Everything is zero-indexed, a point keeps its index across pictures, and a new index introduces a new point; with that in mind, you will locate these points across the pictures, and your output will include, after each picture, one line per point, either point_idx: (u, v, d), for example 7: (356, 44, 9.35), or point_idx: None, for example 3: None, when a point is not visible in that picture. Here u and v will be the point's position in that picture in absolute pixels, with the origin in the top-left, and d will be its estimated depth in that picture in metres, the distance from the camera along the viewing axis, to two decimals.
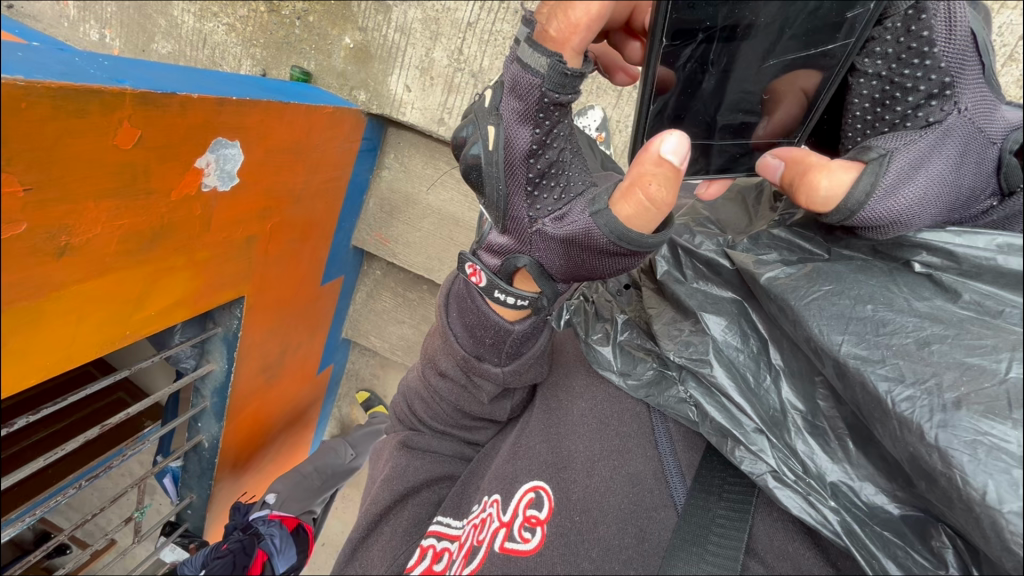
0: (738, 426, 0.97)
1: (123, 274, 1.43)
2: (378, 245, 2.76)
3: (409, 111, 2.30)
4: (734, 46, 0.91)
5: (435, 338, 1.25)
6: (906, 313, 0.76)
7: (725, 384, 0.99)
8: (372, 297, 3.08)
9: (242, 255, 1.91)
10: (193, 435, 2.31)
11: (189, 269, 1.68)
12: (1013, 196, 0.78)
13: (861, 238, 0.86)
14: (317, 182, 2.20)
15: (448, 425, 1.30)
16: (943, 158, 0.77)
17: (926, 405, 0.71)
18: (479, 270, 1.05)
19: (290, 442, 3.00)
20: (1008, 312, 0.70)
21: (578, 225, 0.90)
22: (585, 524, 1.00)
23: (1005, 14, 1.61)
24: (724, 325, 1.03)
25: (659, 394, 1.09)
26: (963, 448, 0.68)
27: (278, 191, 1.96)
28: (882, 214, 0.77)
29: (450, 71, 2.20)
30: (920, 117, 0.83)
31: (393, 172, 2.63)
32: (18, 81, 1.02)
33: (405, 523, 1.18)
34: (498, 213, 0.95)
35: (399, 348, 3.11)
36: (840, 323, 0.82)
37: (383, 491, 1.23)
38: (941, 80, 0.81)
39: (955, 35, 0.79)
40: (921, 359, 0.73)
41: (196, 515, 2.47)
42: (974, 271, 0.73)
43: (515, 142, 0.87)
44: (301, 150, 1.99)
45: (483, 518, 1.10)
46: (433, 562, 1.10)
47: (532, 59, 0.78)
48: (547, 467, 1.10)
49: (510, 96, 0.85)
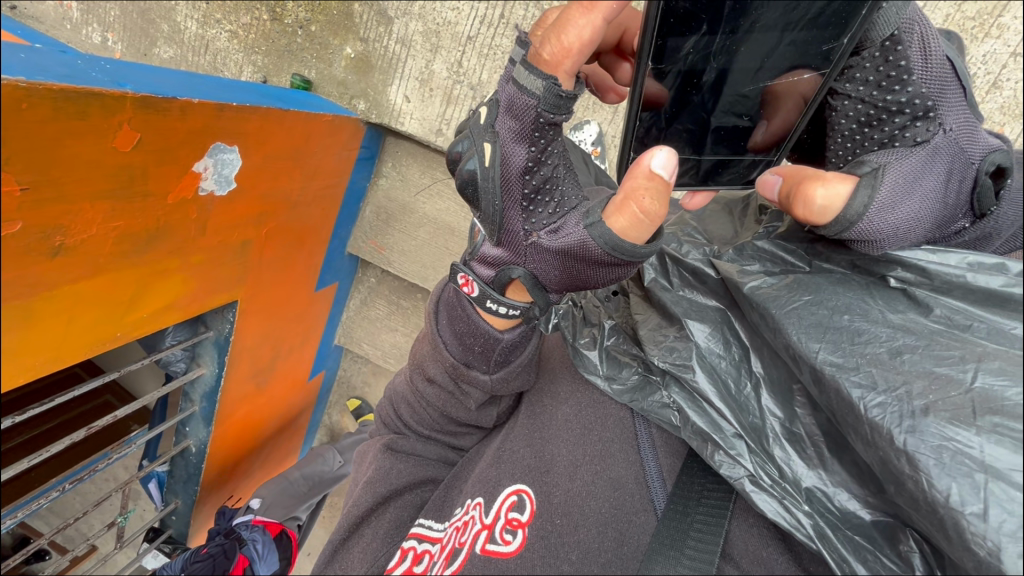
0: (718, 431, 0.98)
1: (116, 276, 1.44)
2: (374, 252, 2.78)
3: (407, 121, 2.33)
4: (723, 63, 0.93)
5: (423, 346, 1.25)
6: (880, 324, 0.78)
7: (707, 390, 1.01)
8: (365, 304, 3.08)
9: (237, 259, 1.91)
10: (180, 440, 2.29)
11: (183, 272, 1.68)
12: (984, 218, 0.83)
13: (840, 252, 0.87)
14: (314, 189, 2.22)
15: (434, 430, 1.30)
16: (934, 175, 0.80)
17: (895, 411, 0.73)
18: (470, 279, 1.07)
19: (279, 449, 2.98)
20: (975, 326, 0.71)
21: (571, 237, 0.92)
22: (565, 527, 1.01)
23: (989, 44, 1.66)
24: (708, 332, 1.05)
25: (642, 399, 1.10)
26: (929, 454, 0.69)
27: (275, 196, 1.97)
28: (880, 225, 0.77)
29: (449, 83, 2.23)
30: (908, 137, 0.85)
31: (391, 181, 2.65)
32: (21, 81, 1.03)
33: (387, 526, 1.18)
34: (493, 227, 0.96)
35: (391, 355, 3.11)
36: (818, 332, 0.84)
37: (364, 494, 1.22)
38: (925, 104, 0.85)
39: (931, 65, 0.85)
40: (893, 367, 0.75)
41: (180, 522, 2.45)
42: (945, 287, 0.75)
43: (511, 159, 0.88)
44: (299, 156, 2.01)
45: (465, 521, 1.10)
46: (413, 563, 1.09)
47: (526, 81, 0.81)
48: (530, 473, 1.11)
49: (506, 115, 0.86)
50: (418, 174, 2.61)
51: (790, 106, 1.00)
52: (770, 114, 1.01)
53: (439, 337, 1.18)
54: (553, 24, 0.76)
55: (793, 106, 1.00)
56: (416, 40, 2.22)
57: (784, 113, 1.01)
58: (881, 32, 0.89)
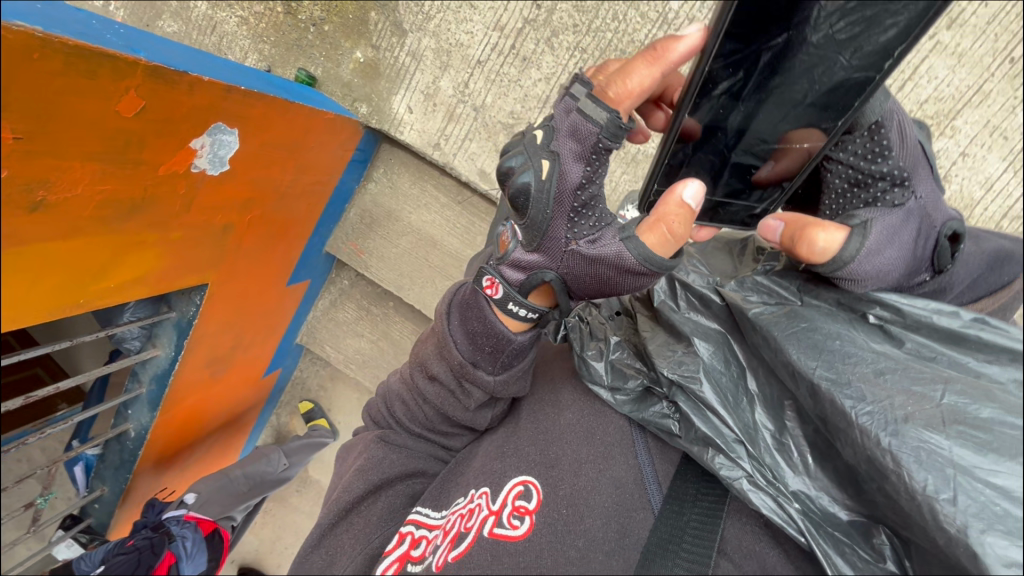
0: (721, 438, 0.99)
1: (92, 242, 1.39)
2: (353, 254, 2.77)
3: (407, 131, 2.38)
4: (735, 116, 1.01)
5: (428, 343, 1.23)
6: (864, 349, 0.84)
7: (712, 403, 1.02)
8: (334, 306, 3.04)
9: (214, 242, 1.88)
10: (120, 423, 2.16)
11: (159, 247, 1.64)
12: (943, 273, 0.97)
13: (829, 291, 0.96)
14: (304, 183, 2.21)
15: (427, 428, 1.28)
16: (907, 232, 0.94)
17: (881, 417, 0.76)
18: (496, 281, 1.08)
19: (220, 447, 2.83)
20: (941, 358, 0.78)
21: (608, 248, 0.99)
22: (571, 516, 1.00)
23: (943, 141, 1.87)
24: (712, 347, 1.09)
25: (642, 411, 1.11)
26: (909, 453, 0.73)
27: (265, 184, 1.96)
28: (868, 269, 0.90)
29: (454, 101, 2.30)
30: (887, 199, 1.00)
31: (380, 186, 2.66)
32: (37, 31, 1.02)
33: (375, 515, 1.17)
34: (537, 232, 1.00)
35: (354, 361, 3.07)
36: (813, 353, 0.89)
37: (354, 481, 1.21)
38: (901, 176, 1.00)
39: (906, 146, 1.01)
40: (877, 383, 0.80)
41: (104, 511, 2.28)
42: (915, 324, 0.82)
43: (568, 176, 0.95)
44: (295, 149, 2.01)
45: (469, 509, 1.09)
46: (412, 547, 1.10)
47: (593, 111, 0.92)
48: (534, 469, 1.10)
49: (566, 138, 0.94)
50: (408, 183, 2.64)
51: (795, 157, 1.09)
52: (776, 160, 1.10)
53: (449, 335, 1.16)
54: (620, 74, 0.92)
55: (799, 156, 1.08)
56: (427, 56, 2.28)
57: (786, 164, 1.10)
58: (869, 112, 1.01)
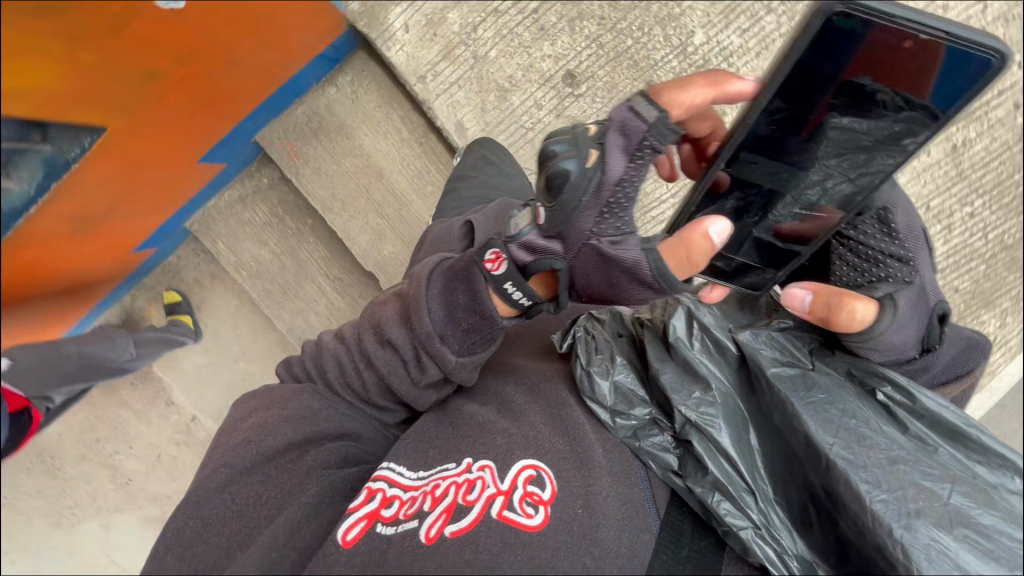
0: (735, 486, 0.80)
1: (96, 82, 1.09)
2: (286, 156, 2.34)
3: (395, 49, 2.15)
4: None
5: (388, 304, 0.96)
6: (881, 433, 0.77)
7: (726, 449, 0.82)
8: (242, 202, 2.48)
9: (165, 107, 1.63)
10: None
11: (136, 101, 1.40)
12: (930, 352, 0.86)
13: (839, 357, 0.85)
14: (262, 62, 1.98)
15: (360, 397, 0.98)
16: (915, 312, 0.82)
17: (895, 507, 0.70)
18: (500, 255, 0.87)
19: None
20: (942, 450, 0.75)
21: (620, 260, 0.80)
22: (586, 519, 0.74)
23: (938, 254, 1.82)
24: (705, 364, 0.89)
25: (642, 438, 0.86)
26: (919, 548, 0.68)
27: (218, 42, 1.73)
28: (895, 342, 0.80)
29: (456, 37, 2.13)
30: (895, 275, 0.84)
31: (341, 93, 2.28)
32: None
33: (313, 470, 0.86)
34: (559, 217, 0.79)
35: (246, 269, 2.51)
36: (830, 427, 0.78)
37: (288, 425, 0.90)
38: (908, 257, 0.85)
39: (913, 229, 0.87)
40: (891, 472, 0.73)
41: None
42: (921, 412, 0.78)
43: (610, 171, 0.76)
44: (259, 15, 1.83)
45: (470, 480, 0.79)
46: (384, 510, 0.78)
47: (645, 111, 0.74)
48: (534, 454, 0.82)
49: (623, 133, 0.75)
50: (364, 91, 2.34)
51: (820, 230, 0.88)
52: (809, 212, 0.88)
53: (416, 306, 0.90)
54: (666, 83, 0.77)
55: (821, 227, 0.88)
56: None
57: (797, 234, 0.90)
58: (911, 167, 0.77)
